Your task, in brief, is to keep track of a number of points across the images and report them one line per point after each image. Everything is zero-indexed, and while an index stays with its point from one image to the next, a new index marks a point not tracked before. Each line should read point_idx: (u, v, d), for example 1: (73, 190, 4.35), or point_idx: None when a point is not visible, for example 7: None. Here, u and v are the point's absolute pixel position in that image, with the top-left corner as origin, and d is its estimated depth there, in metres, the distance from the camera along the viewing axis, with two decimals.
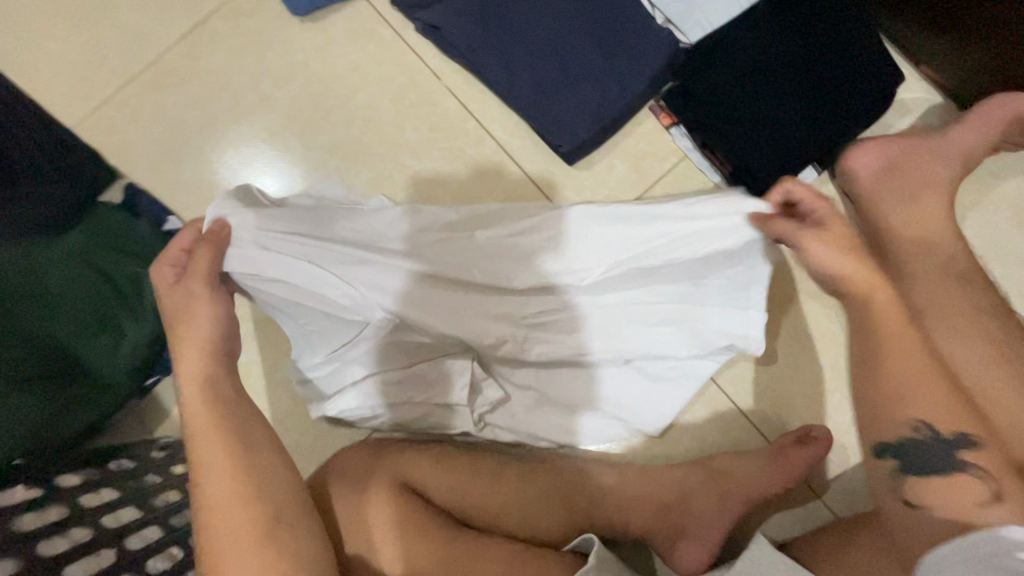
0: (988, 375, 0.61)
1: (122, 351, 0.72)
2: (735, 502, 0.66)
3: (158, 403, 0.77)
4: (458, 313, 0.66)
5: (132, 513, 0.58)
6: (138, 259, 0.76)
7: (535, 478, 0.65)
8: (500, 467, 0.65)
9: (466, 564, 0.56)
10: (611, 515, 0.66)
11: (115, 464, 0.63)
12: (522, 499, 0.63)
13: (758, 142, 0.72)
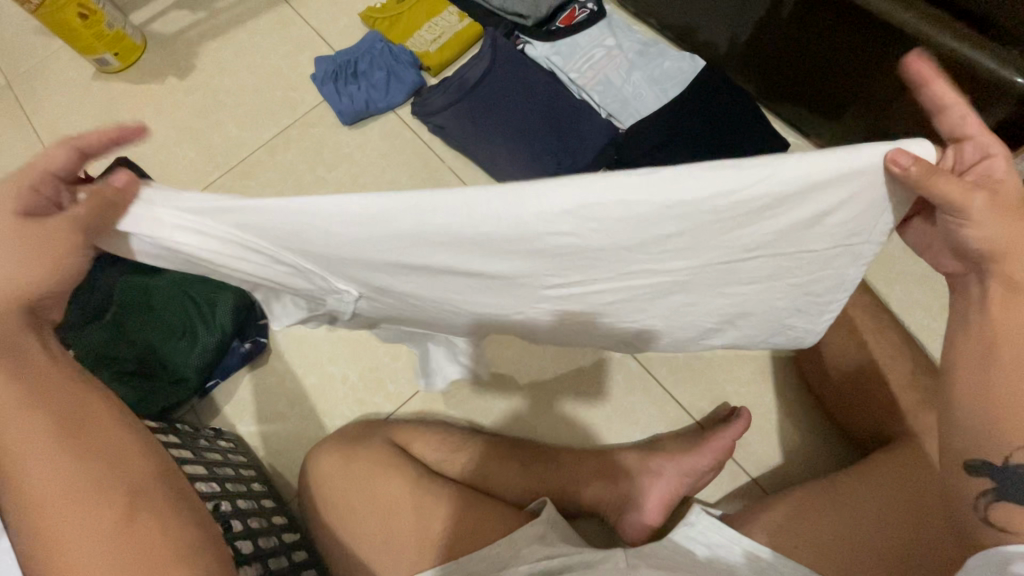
0: (863, 355, 0.78)
1: (193, 354, 0.92)
2: (674, 475, 0.76)
3: (213, 403, 0.97)
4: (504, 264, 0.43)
5: None
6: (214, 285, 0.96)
7: (499, 449, 0.79)
8: (473, 437, 0.79)
9: (434, 499, 0.69)
10: (566, 487, 0.77)
11: (179, 426, 0.82)
12: (488, 461, 0.77)
13: None
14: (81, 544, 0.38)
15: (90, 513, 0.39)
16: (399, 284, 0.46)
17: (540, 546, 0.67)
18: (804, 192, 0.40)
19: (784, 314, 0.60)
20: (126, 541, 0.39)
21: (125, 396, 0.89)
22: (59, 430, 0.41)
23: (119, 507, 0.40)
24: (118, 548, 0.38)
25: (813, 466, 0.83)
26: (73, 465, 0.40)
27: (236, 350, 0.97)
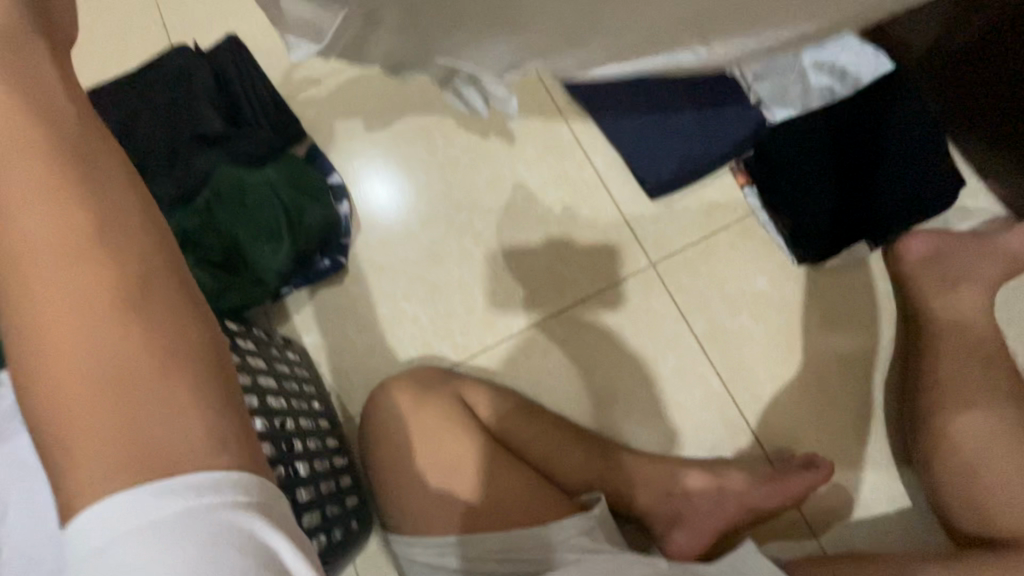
0: (994, 444, 0.68)
1: (276, 258, 0.92)
2: (734, 506, 0.73)
3: (284, 309, 0.97)
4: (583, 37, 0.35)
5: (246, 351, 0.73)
6: (306, 195, 0.95)
7: (562, 432, 0.76)
8: (538, 413, 0.77)
9: (499, 472, 0.68)
10: (622, 491, 0.75)
11: (254, 331, 0.81)
12: (548, 443, 0.75)
13: (835, 237, 0.83)
14: (63, 295, 0.27)
15: (71, 256, 0.28)
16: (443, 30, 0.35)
17: (588, 538, 0.64)
18: None
19: None
20: (118, 356, 0.27)
21: (206, 282, 0.88)
22: (50, 186, 0.29)
23: (101, 277, 0.28)
24: (99, 355, 0.27)
25: (880, 535, 0.78)
26: (60, 206, 0.28)
27: (315, 266, 0.97)
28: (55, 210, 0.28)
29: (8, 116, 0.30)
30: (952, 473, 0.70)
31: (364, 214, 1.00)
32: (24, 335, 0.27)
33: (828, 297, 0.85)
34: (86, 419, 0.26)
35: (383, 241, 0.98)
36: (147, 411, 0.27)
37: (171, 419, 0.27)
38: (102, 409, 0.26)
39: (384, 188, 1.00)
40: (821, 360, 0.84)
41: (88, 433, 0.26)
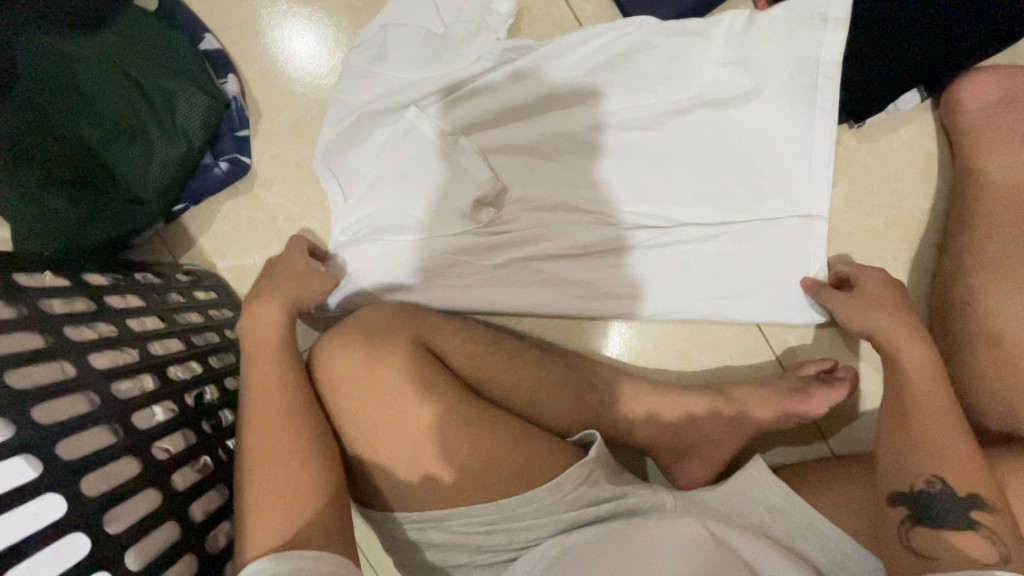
0: None
1: (149, 167, 0.69)
2: (747, 429, 0.68)
3: (184, 231, 0.76)
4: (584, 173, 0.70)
5: (138, 302, 0.57)
6: (172, 73, 0.69)
7: (552, 371, 0.66)
8: (522, 350, 0.66)
9: (477, 432, 0.58)
10: (619, 425, 0.68)
11: (141, 275, 0.62)
12: (536, 386, 0.64)
13: (871, 79, 0.64)
14: (277, 441, 0.51)
15: (279, 425, 0.52)
16: (509, 166, 0.69)
17: (589, 490, 0.60)
18: (756, 259, 0.68)
19: (811, 249, 0.67)
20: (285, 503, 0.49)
21: (56, 208, 0.66)
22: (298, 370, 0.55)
23: (304, 439, 0.52)
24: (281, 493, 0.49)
25: None
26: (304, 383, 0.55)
27: (207, 171, 0.73)
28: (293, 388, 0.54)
29: (267, 340, 0.56)
30: (990, 379, 0.60)
31: (263, 93, 0.75)
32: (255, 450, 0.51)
33: (857, 164, 0.70)
34: (267, 507, 0.49)
35: (295, 128, 0.75)
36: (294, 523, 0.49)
37: (315, 505, 0.50)
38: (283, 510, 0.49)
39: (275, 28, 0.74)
40: (843, 242, 0.71)
41: (265, 526, 0.48)
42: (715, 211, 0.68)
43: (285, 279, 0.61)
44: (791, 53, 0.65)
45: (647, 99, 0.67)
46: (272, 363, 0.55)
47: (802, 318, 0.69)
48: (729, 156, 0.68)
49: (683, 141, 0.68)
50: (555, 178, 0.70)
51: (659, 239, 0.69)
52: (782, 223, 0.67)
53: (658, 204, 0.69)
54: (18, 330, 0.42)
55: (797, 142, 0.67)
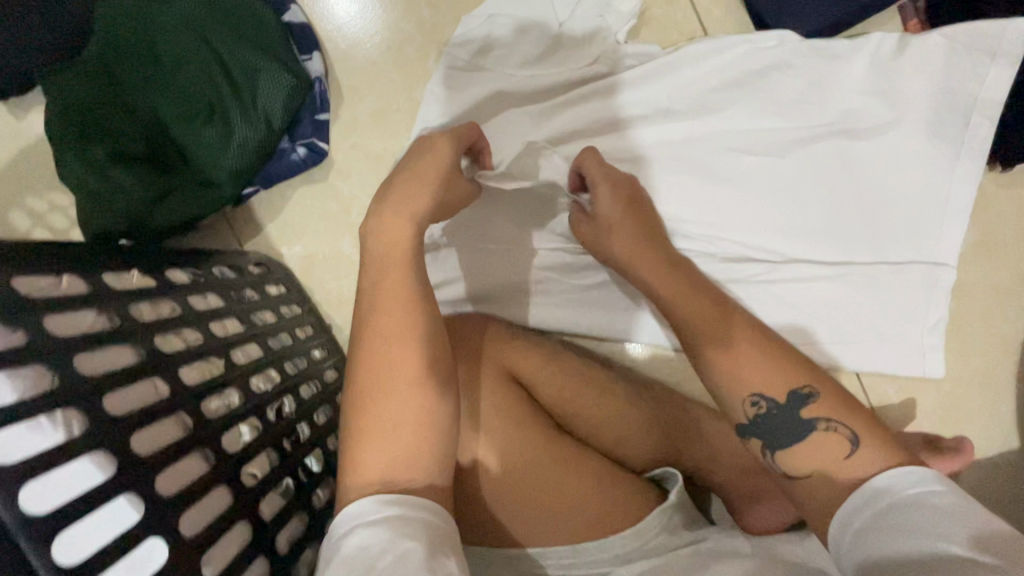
0: None
1: (226, 149, 0.64)
2: None
3: (252, 216, 0.72)
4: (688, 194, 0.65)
5: (218, 302, 0.53)
6: (258, 48, 0.64)
7: (639, 409, 0.64)
8: (611, 383, 0.64)
9: (564, 469, 0.56)
10: (698, 461, 0.66)
11: (216, 269, 0.58)
12: (622, 422, 0.63)
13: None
14: (391, 340, 0.46)
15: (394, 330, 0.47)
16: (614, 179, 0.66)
17: (668, 537, 0.56)
18: (867, 304, 0.64)
19: (928, 299, 0.64)
20: (394, 432, 0.44)
21: (127, 187, 0.62)
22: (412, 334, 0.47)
23: (410, 394, 0.45)
24: (392, 430, 0.44)
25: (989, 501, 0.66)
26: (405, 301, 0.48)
27: (284, 156, 0.68)
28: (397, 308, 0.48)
29: (391, 252, 0.50)
30: None
31: (347, 75, 0.69)
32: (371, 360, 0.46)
33: (991, 211, 0.64)
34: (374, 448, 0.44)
35: (379, 115, 0.69)
36: (394, 445, 0.44)
37: (421, 464, 0.44)
38: (394, 433, 0.44)
39: (361, 4, 0.69)
40: (964, 293, 0.65)
41: (376, 444, 0.44)
42: (832, 249, 0.64)
43: (412, 195, 0.51)
44: (945, 86, 0.59)
45: (776, 122, 0.62)
46: (386, 293, 0.48)
47: (907, 372, 0.65)
48: (859, 190, 0.63)
49: (809, 172, 0.63)
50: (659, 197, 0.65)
51: (762, 274, 0.66)
52: (902, 270, 0.63)
53: (765, 235, 0.65)
54: (112, 344, 0.38)
55: (934, 185, 0.61)
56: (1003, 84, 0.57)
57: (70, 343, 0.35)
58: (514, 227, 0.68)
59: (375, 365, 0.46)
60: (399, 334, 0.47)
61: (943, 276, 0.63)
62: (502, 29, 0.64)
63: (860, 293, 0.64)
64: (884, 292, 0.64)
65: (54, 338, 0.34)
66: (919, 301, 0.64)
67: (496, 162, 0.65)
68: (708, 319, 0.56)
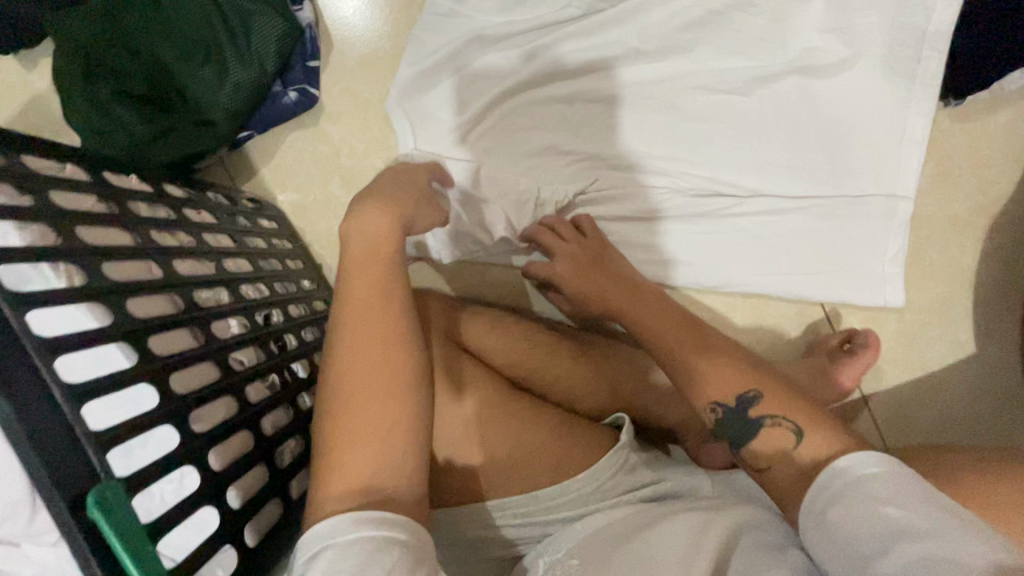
0: None
1: (222, 89, 0.68)
2: None
3: (247, 160, 0.76)
4: (657, 131, 0.69)
5: (211, 218, 0.56)
6: None
7: (585, 360, 0.69)
8: (560, 343, 0.69)
9: (523, 417, 0.60)
10: (650, 407, 0.71)
11: (212, 194, 0.62)
12: (572, 377, 0.68)
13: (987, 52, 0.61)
14: (370, 344, 0.47)
15: (373, 333, 0.47)
16: (586, 118, 0.70)
17: (625, 477, 0.59)
18: (829, 237, 0.68)
19: (887, 231, 0.67)
20: (370, 431, 0.44)
21: (129, 122, 0.66)
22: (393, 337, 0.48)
23: (392, 394, 0.45)
24: (367, 431, 0.44)
25: (947, 422, 0.69)
26: (388, 303, 0.49)
27: (277, 99, 0.72)
28: (381, 309, 0.49)
29: (371, 259, 0.50)
30: None
31: (336, 22, 0.73)
32: (344, 368, 0.46)
33: (945, 144, 0.67)
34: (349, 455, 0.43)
35: (366, 60, 0.73)
36: (371, 450, 0.43)
37: (399, 472, 0.43)
38: (367, 434, 0.43)
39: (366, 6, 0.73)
40: (923, 225, 0.68)
41: (351, 451, 0.43)
42: (793, 182, 0.68)
43: (386, 205, 0.53)
44: (895, 23, 0.63)
45: (739, 60, 0.66)
46: (363, 297, 0.49)
47: (868, 302, 0.69)
48: (819, 125, 0.66)
49: (771, 109, 0.67)
50: (627, 136, 0.69)
51: (728, 209, 0.69)
52: (861, 202, 0.67)
53: (730, 170, 0.68)
54: (110, 224, 0.41)
55: (888, 121, 0.65)
56: (950, 18, 0.61)
57: (72, 214, 0.38)
58: (492, 166, 0.71)
59: (350, 375, 0.45)
60: (383, 333, 0.47)
61: (900, 208, 0.67)
62: None
63: (822, 226, 0.68)
64: (844, 225, 0.68)
65: (56, 206, 0.37)
66: (877, 232, 0.67)
67: (475, 105, 0.70)
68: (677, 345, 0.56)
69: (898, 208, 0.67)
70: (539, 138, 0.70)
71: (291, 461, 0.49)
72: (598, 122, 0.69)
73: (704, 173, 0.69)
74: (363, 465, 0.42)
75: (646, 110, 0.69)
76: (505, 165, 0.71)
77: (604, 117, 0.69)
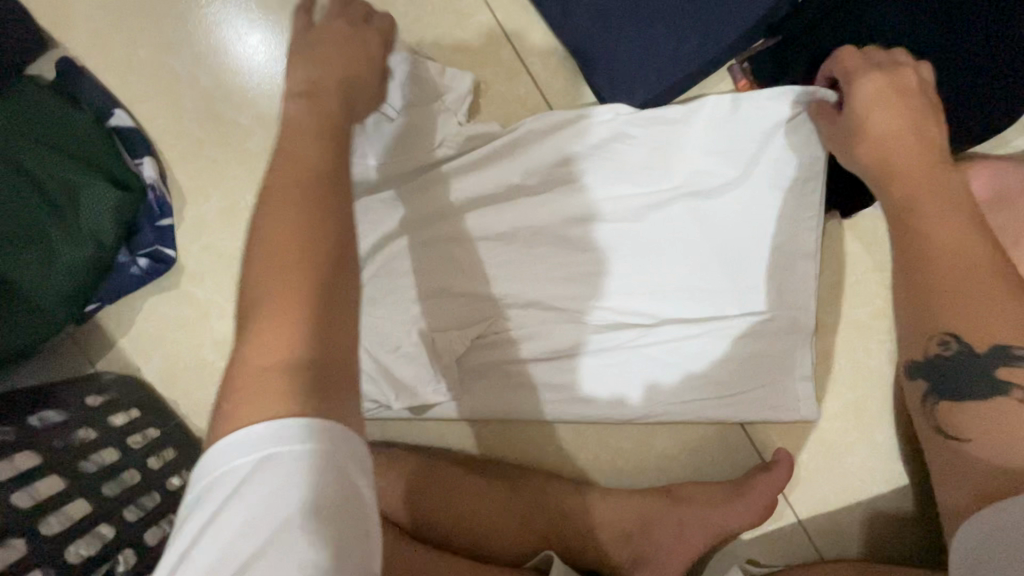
0: None
1: (51, 275, 0.59)
2: (700, 532, 0.64)
3: (102, 332, 0.66)
4: (556, 262, 0.64)
5: (33, 460, 0.48)
6: (73, 163, 0.59)
7: (495, 493, 0.65)
8: (469, 482, 0.65)
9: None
10: (572, 542, 0.65)
11: (39, 417, 0.53)
12: (482, 513, 0.64)
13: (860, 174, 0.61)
14: (284, 228, 0.36)
15: (281, 266, 0.35)
16: (481, 258, 0.64)
17: None
18: (738, 358, 0.65)
19: (792, 346, 0.65)
20: (271, 367, 0.33)
21: None
22: (305, 278, 0.35)
23: (289, 327, 0.34)
24: (265, 361, 0.33)
25: (876, 527, 0.68)
26: (289, 239, 0.35)
27: (126, 269, 0.64)
28: (288, 247, 0.35)
29: (284, 187, 0.37)
30: None
31: (189, 173, 0.65)
32: (256, 267, 0.35)
33: (840, 252, 0.67)
34: (265, 333, 0.34)
35: (229, 212, 0.66)
36: (281, 379, 0.33)
37: (294, 405, 0.32)
38: (267, 371, 0.33)
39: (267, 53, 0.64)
40: (829, 333, 0.67)
41: (241, 384, 0.33)
42: (696, 303, 0.65)
43: (294, 151, 0.39)
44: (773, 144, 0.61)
45: (627, 187, 0.63)
46: (282, 206, 0.36)
47: (783, 419, 0.67)
48: (712, 246, 0.64)
49: (667, 232, 0.64)
50: (525, 273, 0.65)
51: (636, 339, 0.65)
52: (765, 321, 0.65)
53: (634, 295, 0.65)
54: None
55: (779, 238, 0.63)
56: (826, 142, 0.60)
57: None
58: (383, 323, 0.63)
59: (256, 287, 0.34)
60: (288, 263, 0.35)
61: (804, 323, 0.64)
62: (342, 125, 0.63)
63: (729, 348, 0.65)
64: (752, 345, 0.65)
65: None
66: (783, 349, 0.65)
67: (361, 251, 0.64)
68: (966, 266, 0.45)
69: (804, 323, 0.65)
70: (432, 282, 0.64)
71: None
72: (493, 261, 0.64)
73: (607, 300, 0.65)
74: (253, 396, 0.32)
75: (543, 246, 0.64)
76: (398, 313, 0.63)
77: (498, 256, 0.64)
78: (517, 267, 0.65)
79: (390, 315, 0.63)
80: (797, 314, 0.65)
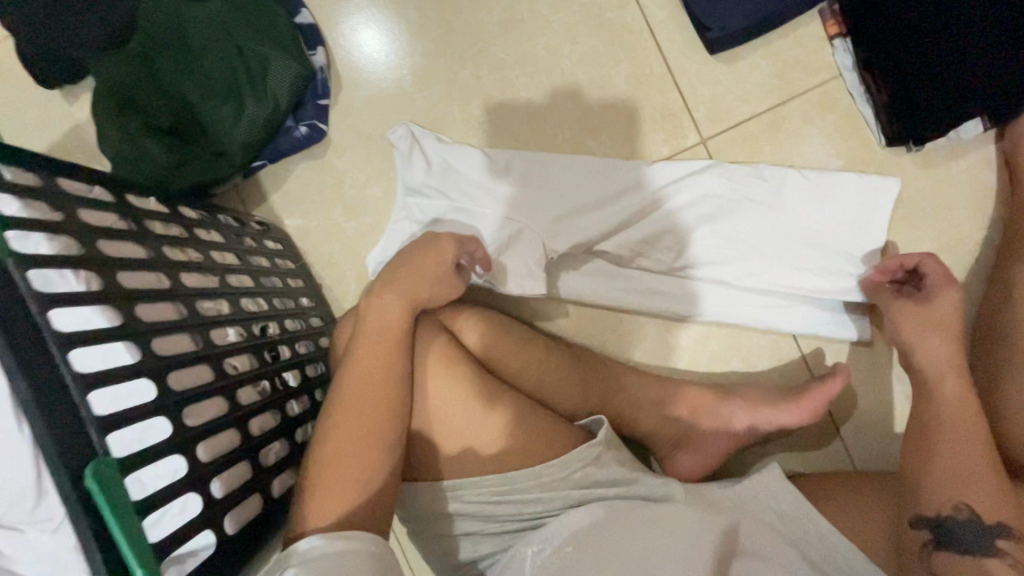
0: None
1: (239, 124, 0.75)
2: (745, 424, 0.69)
3: (259, 187, 0.82)
4: (638, 176, 0.74)
5: (219, 238, 0.63)
6: (269, 40, 0.76)
7: (558, 357, 0.71)
8: (535, 339, 0.72)
9: (491, 410, 0.63)
10: (622, 413, 0.71)
11: (223, 217, 0.68)
12: (543, 373, 0.70)
13: (941, 103, 0.64)
14: (370, 383, 0.54)
15: (370, 403, 0.54)
16: (573, 162, 0.75)
17: (595, 470, 0.63)
18: (801, 272, 0.71)
19: (854, 270, 0.70)
20: (347, 494, 0.50)
21: (154, 151, 0.73)
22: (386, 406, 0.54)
23: (372, 453, 0.52)
24: (351, 467, 0.51)
25: None
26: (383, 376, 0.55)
27: (290, 133, 0.80)
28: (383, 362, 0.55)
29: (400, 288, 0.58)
30: (1018, 407, 0.61)
31: (347, 66, 0.81)
32: (353, 369, 0.55)
33: (911, 188, 0.71)
34: (346, 433, 0.52)
35: (372, 99, 0.81)
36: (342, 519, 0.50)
37: (373, 503, 0.51)
38: (345, 494, 0.50)
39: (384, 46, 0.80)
40: None
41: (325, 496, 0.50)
42: (764, 216, 0.71)
43: (418, 263, 0.60)
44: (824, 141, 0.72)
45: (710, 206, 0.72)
46: (368, 365, 0.55)
47: (835, 333, 0.72)
48: (805, 229, 0.70)
49: (768, 221, 0.71)
50: (609, 173, 0.74)
51: (708, 236, 0.72)
52: (831, 238, 0.70)
53: (708, 201, 0.72)
54: (128, 240, 0.47)
55: (843, 177, 0.70)
56: (904, 77, 0.66)
57: (97, 228, 0.44)
58: (479, 198, 0.74)
59: (352, 405, 0.53)
60: (359, 434, 0.53)
61: (867, 248, 0.70)
62: (478, 37, 0.78)
63: (793, 263, 0.70)
64: (815, 262, 0.70)
65: (80, 221, 0.43)
66: (844, 270, 0.70)
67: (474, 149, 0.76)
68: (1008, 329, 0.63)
69: (866, 244, 0.70)
70: (529, 171, 0.75)
71: (274, 462, 0.53)
72: (583, 162, 0.75)
73: (681, 202, 0.73)
74: (339, 503, 0.50)
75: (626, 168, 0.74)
76: (497, 193, 0.74)
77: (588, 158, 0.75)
78: (605, 169, 0.74)
79: (491, 193, 0.74)
80: (862, 238, 0.70)
